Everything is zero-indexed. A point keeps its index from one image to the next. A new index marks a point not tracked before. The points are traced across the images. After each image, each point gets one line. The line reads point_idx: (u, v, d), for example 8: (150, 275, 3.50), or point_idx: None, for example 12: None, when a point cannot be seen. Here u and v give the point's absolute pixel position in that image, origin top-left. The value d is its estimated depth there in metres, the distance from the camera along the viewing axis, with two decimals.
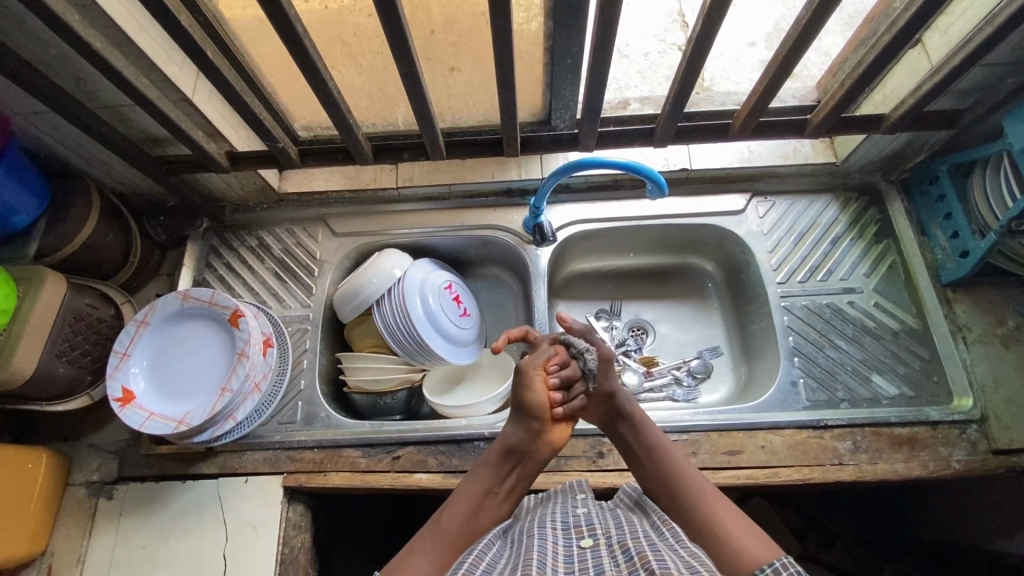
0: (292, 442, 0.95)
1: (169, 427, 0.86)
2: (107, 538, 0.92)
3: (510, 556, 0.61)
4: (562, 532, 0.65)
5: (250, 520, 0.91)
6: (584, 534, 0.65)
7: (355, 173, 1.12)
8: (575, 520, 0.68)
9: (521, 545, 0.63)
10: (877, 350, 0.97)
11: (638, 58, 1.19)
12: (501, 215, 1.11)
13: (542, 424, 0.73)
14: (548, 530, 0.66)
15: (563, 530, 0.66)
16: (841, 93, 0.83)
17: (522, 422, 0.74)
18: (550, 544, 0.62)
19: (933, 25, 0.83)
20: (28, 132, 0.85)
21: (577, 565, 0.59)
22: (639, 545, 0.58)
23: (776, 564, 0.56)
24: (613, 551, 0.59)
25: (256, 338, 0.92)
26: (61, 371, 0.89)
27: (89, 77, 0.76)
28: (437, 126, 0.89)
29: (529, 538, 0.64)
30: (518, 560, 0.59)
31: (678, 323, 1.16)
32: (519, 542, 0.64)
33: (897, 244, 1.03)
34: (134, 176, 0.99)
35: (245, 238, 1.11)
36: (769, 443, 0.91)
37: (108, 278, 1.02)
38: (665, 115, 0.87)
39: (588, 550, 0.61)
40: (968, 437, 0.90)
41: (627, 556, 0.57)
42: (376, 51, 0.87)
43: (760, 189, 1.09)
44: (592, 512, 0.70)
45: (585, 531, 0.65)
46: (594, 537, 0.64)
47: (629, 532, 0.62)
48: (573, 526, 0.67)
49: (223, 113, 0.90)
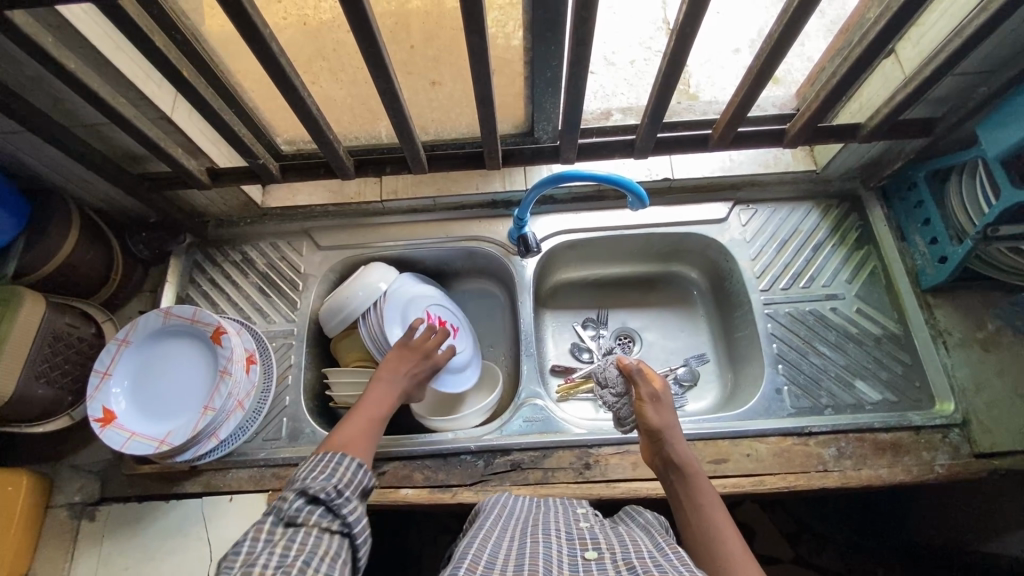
0: (277, 459, 0.94)
1: (151, 447, 0.85)
2: (89, 559, 0.90)
3: (513, 553, 0.61)
4: (565, 544, 0.66)
5: (236, 540, 0.90)
6: (588, 547, 0.65)
7: (339, 187, 1.11)
8: (579, 534, 0.69)
9: (526, 546, 0.63)
10: (860, 355, 0.98)
11: (624, 66, 1.20)
12: (486, 226, 1.11)
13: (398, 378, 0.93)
14: (554, 539, 0.66)
15: (567, 540, 0.66)
16: (817, 104, 0.84)
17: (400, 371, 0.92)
18: (555, 552, 0.62)
19: (906, 36, 0.84)
20: (6, 152, 0.84)
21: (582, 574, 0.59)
22: (645, 564, 0.58)
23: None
24: (618, 566, 0.59)
25: (239, 356, 0.91)
26: (41, 392, 0.88)
27: (67, 97, 0.76)
28: (418, 140, 0.89)
29: (534, 543, 0.64)
30: (524, 561, 0.59)
31: (664, 331, 1.17)
32: (521, 541, 0.65)
33: (877, 250, 1.04)
34: (115, 192, 0.98)
35: (229, 253, 1.11)
36: (754, 451, 0.91)
37: (88, 295, 1.01)
38: (645, 125, 0.88)
39: (592, 562, 0.61)
40: (950, 441, 0.91)
41: (632, 572, 0.57)
42: (356, 66, 0.87)
43: (743, 197, 1.10)
44: (595, 527, 0.71)
45: (589, 545, 0.65)
46: (598, 551, 0.63)
47: (634, 550, 0.62)
48: (577, 538, 0.67)
49: (202, 129, 0.90)
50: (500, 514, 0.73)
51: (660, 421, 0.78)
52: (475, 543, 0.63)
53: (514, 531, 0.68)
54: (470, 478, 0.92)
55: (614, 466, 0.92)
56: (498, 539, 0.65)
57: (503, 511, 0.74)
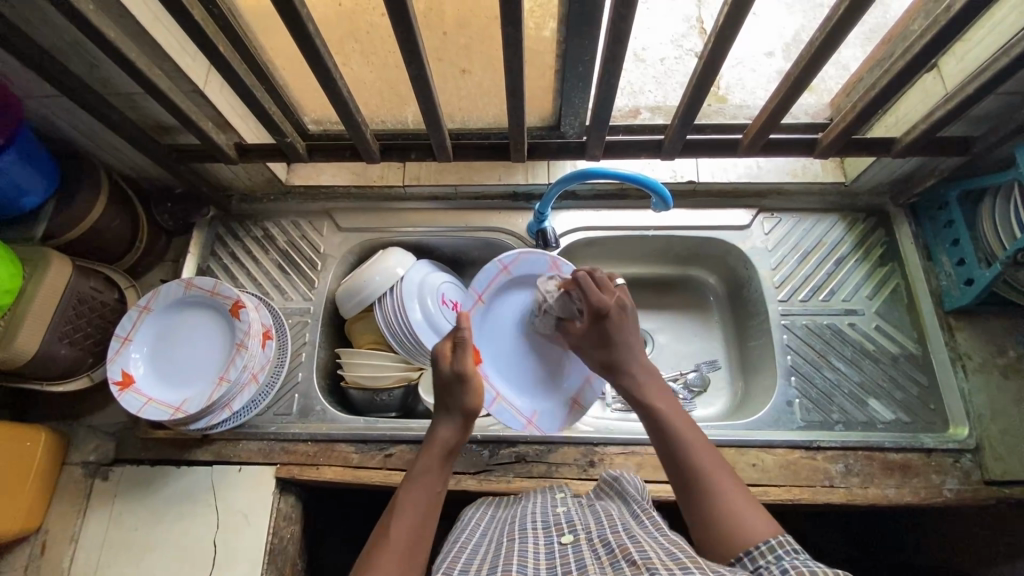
0: (286, 434, 0.96)
1: (166, 413, 0.87)
2: (101, 517, 0.93)
3: (489, 558, 0.61)
4: (543, 533, 0.66)
5: (242, 509, 0.92)
6: (564, 531, 0.65)
7: (361, 169, 1.11)
8: (556, 518, 0.69)
9: (502, 549, 0.63)
10: (875, 373, 0.97)
11: (654, 63, 1.17)
12: (505, 218, 1.11)
13: (469, 419, 0.75)
14: (531, 532, 0.66)
15: (544, 530, 0.66)
16: (853, 114, 0.82)
17: (459, 422, 0.74)
18: (532, 545, 0.62)
19: (951, 50, 0.82)
20: (41, 115, 0.86)
21: (559, 560, 0.58)
22: (619, 537, 0.58)
23: (771, 541, 0.53)
24: (594, 544, 0.59)
25: (256, 330, 0.92)
26: (64, 352, 0.90)
27: (104, 65, 0.77)
28: (446, 127, 0.89)
29: (511, 542, 0.64)
30: (499, 561, 0.59)
31: (678, 334, 1.16)
32: (500, 544, 0.65)
33: (901, 267, 1.03)
34: (144, 162, 0.99)
35: (251, 228, 1.12)
36: (761, 461, 0.91)
37: (113, 261, 1.03)
38: (674, 126, 0.87)
39: (569, 545, 0.61)
40: (961, 466, 0.90)
41: (608, 547, 0.57)
42: (388, 50, 0.86)
43: (767, 205, 1.08)
44: (572, 509, 0.71)
45: (565, 529, 0.65)
46: (575, 533, 0.64)
47: (610, 527, 0.62)
48: (553, 524, 0.67)
49: (233, 105, 0.90)
50: (477, 526, 0.73)
51: (620, 334, 0.81)
52: (452, 560, 0.63)
53: (492, 538, 0.69)
54: (474, 467, 0.93)
55: (618, 465, 0.92)
56: (476, 550, 0.66)
57: (479, 525, 0.74)
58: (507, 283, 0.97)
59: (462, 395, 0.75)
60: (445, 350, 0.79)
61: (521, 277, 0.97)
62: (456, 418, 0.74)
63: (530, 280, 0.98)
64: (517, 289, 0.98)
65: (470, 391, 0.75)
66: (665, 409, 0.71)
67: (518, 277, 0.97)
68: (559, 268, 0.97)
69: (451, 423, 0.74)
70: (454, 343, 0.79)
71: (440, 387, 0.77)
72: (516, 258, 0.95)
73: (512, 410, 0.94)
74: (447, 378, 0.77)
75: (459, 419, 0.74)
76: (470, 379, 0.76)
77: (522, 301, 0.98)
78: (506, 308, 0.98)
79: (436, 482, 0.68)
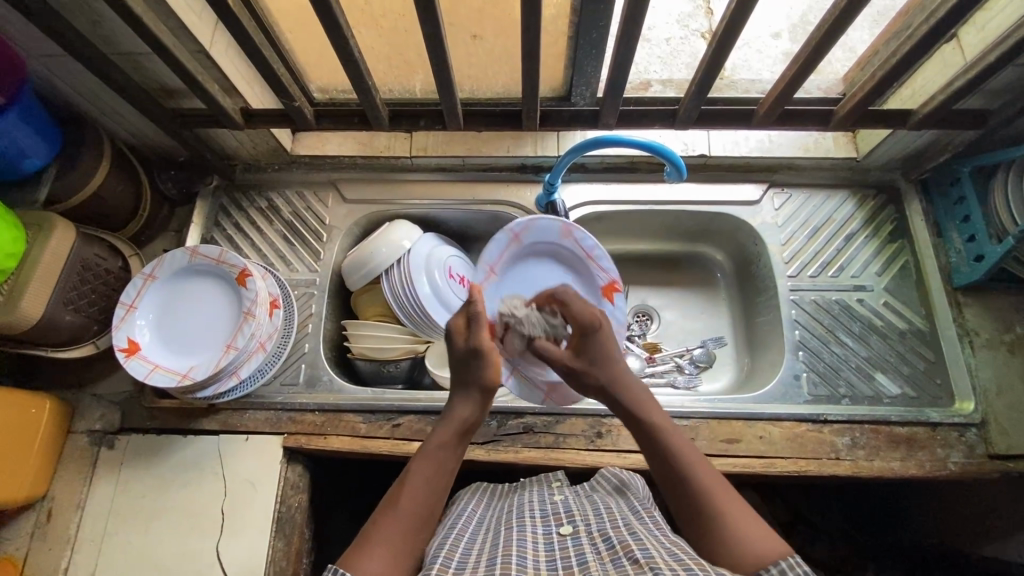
0: (294, 404, 0.96)
1: (172, 380, 0.87)
2: (107, 485, 0.93)
3: (487, 546, 0.61)
4: (541, 521, 0.66)
5: (249, 478, 0.92)
6: (564, 521, 0.65)
7: (368, 139, 1.10)
8: (553, 509, 0.69)
9: (500, 537, 0.63)
10: (883, 349, 0.97)
11: (659, 43, 1.15)
12: (513, 191, 1.09)
13: (486, 397, 0.72)
14: (528, 520, 0.66)
15: (541, 518, 0.66)
16: (871, 85, 0.81)
17: (477, 398, 0.72)
18: (530, 535, 0.62)
19: (971, 19, 0.81)
20: (41, 75, 0.84)
21: (558, 552, 0.58)
22: (621, 534, 0.59)
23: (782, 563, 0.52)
24: (594, 538, 0.59)
25: (263, 299, 0.91)
26: (69, 319, 0.89)
27: (107, 22, 0.75)
28: (457, 95, 0.88)
29: (508, 530, 0.64)
30: (498, 551, 0.59)
31: (684, 310, 1.16)
32: (497, 532, 0.65)
33: (911, 244, 1.02)
34: (147, 128, 0.98)
35: (255, 198, 1.11)
36: (768, 434, 0.91)
37: (116, 229, 1.02)
38: (689, 98, 0.85)
39: (568, 538, 0.61)
40: (966, 440, 0.90)
41: (608, 543, 0.58)
42: (398, 14, 0.84)
43: (778, 180, 1.07)
44: (569, 499, 0.72)
45: (564, 518, 0.65)
46: (574, 525, 0.64)
47: (610, 520, 0.63)
48: (551, 514, 0.67)
49: (239, 68, 0.88)
50: (471, 512, 0.73)
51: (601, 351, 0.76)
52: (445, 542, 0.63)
53: (488, 525, 0.69)
54: (482, 438, 0.93)
55: (626, 436, 0.93)
56: (471, 535, 0.65)
57: (473, 512, 0.73)
58: (518, 252, 0.93)
59: (482, 371, 0.72)
60: (459, 324, 0.75)
61: (531, 244, 0.94)
62: (474, 395, 0.72)
63: (541, 247, 0.95)
64: (528, 258, 0.95)
65: (489, 367, 0.72)
66: (655, 421, 0.68)
67: (529, 245, 0.94)
68: (573, 235, 0.94)
69: (468, 399, 0.72)
70: (469, 317, 0.75)
71: (455, 364, 0.74)
72: (527, 225, 0.91)
73: (529, 382, 0.89)
74: (462, 353, 0.73)
75: (475, 395, 0.72)
76: (490, 355, 0.72)
77: (534, 269, 0.95)
78: (518, 279, 0.94)
79: (449, 459, 0.66)
